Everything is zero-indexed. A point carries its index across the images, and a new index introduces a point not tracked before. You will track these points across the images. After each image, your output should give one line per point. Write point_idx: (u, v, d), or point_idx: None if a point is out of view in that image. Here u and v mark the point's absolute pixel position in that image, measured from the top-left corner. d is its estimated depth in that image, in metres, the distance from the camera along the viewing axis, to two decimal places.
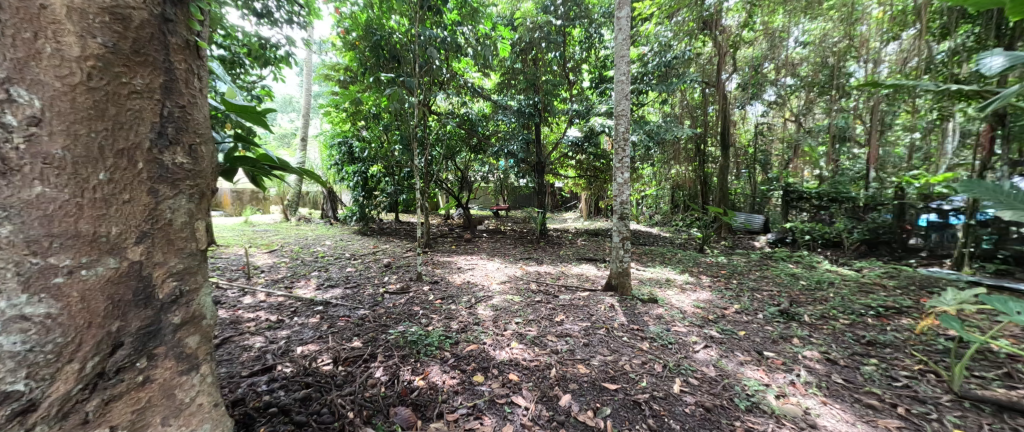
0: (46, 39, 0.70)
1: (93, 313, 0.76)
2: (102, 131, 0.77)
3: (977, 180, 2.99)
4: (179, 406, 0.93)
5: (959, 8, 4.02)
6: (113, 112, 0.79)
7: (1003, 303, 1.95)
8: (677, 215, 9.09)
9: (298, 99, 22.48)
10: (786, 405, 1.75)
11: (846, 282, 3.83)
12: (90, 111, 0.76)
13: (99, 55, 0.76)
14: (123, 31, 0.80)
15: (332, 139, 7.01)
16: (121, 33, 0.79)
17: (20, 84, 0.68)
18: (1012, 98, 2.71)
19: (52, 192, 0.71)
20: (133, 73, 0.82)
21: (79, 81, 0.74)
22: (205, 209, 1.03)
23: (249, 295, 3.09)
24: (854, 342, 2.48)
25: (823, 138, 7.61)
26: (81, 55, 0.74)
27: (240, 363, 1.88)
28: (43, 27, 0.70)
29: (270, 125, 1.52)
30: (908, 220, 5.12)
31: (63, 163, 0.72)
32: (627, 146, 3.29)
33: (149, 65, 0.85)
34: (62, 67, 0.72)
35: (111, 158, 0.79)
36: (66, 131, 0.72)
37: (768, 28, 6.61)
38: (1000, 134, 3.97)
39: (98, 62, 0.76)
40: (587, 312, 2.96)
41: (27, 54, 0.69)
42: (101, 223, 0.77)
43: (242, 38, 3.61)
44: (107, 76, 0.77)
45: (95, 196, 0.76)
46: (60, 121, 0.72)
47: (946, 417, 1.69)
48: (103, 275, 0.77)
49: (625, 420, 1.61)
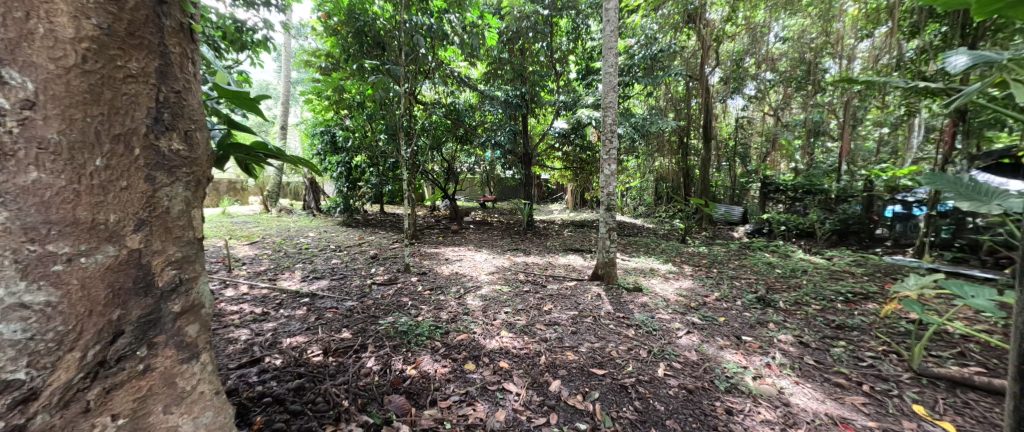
0: (38, 18, 0.67)
1: (94, 301, 0.74)
2: (98, 116, 0.74)
3: (939, 174, 3.17)
4: (180, 394, 0.91)
5: (927, 8, 4.19)
6: (109, 97, 0.76)
7: (959, 288, 2.10)
8: (661, 207, 9.32)
9: (275, 86, 21.64)
10: (762, 385, 1.85)
11: (819, 270, 4.04)
12: (87, 95, 0.73)
13: (94, 38, 0.73)
14: (118, 13, 0.77)
15: (314, 128, 6.84)
16: (115, 14, 0.76)
17: (11, 66, 0.64)
18: (974, 96, 2.84)
19: (48, 178, 0.68)
20: (128, 57, 0.79)
21: (73, 64, 0.70)
22: (201, 197, 1.01)
23: (231, 287, 3.02)
24: (824, 326, 2.62)
25: (799, 132, 7.90)
26: (75, 36, 0.70)
27: (227, 356, 1.85)
28: (35, 6, 0.67)
29: (262, 111, 1.46)
30: (875, 211, 5.45)
31: (58, 148, 0.69)
32: (613, 139, 3.35)
33: (144, 49, 0.82)
34: (55, 49, 0.68)
35: (108, 143, 0.76)
36: (61, 115, 0.69)
37: (749, 23, 6.69)
38: (961, 130, 4.20)
39: (93, 44, 0.72)
40: (574, 301, 3.03)
41: (18, 34, 0.65)
42: (99, 210, 0.74)
43: (216, 21, 3.47)
44: (102, 59, 0.74)
45: (92, 182, 0.73)
46: (55, 105, 0.68)
47: (906, 393, 1.82)
48: (102, 263, 0.74)
49: (612, 403, 1.66)
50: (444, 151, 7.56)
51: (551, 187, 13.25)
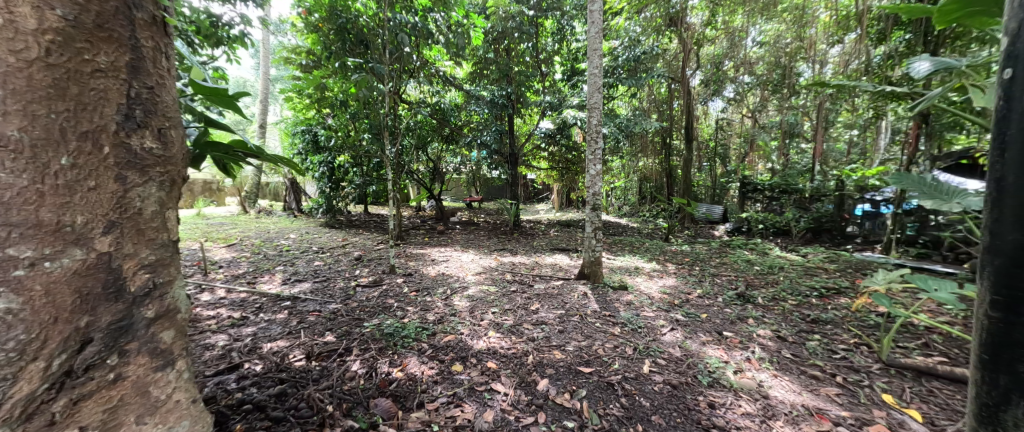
0: None
1: (59, 308, 0.69)
2: (64, 112, 0.70)
3: (906, 174, 3.34)
4: (154, 403, 0.87)
5: (893, 16, 4.41)
6: (76, 92, 0.72)
7: (924, 282, 2.21)
8: (645, 206, 9.49)
9: (252, 83, 20.91)
10: (743, 379, 1.90)
11: (794, 266, 4.19)
12: (50, 90, 0.69)
13: (59, 29, 0.69)
14: (85, 4, 0.73)
15: (294, 127, 6.68)
16: (82, 5, 0.73)
17: None
18: (936, 100, 3.00)
19: (8, 178, 0.64)
20: (96, 50, 0.75)
21: (36, 57, 0.66)
22: (175, 198, 0.97)
23: (207, 292, 2.91)
24: (800, 321, 2.72)
25: (775, 133, 8.19)
26: (37, 28, 0.66)
27: (203, 362, 1.78)
28: None
29: (241, 109, 1.41)
30: (847, 210, 5.69)
31: (20, 146, 0.65)
32: (599, 139, 3.40)
33: (114, 42, 0.78)
34: (15, 41, 0.64)
35: (75, 140, 0.72)
36: (22, 112, 0.65)
37: (728, 28, 6.86)
38: (924, 132, 4.44)
39: (58, 36, 0.69)
40: (561, 300, 3.05)
41: None
42: (65, 212, 0.70)
43: (190, 15, 3.35)
44: (67, 52, 0.71)
45: (57, 182, 0.69)
46: (15, 100, 0.64)
47: (876, 383, 1.91)
48: (69, 267, 0.70)
49: (599, 400, 1.68)
50: (429, 151, 7.50)
51: (537, 187, 13.32)
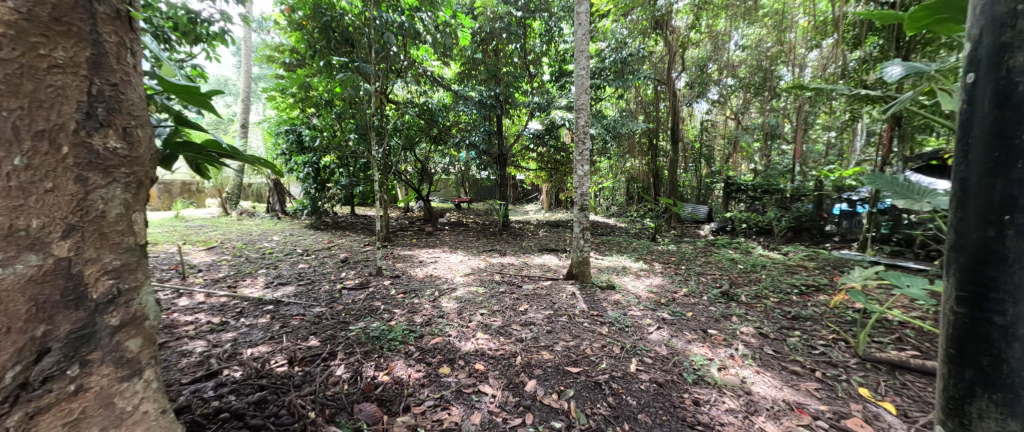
0: None
1: (13, 317, 0.66)
2: (17, 110, 0.67)
3: (880, 174, 3.46)
4: (119, 416, 0.83)
5: (867, 22, 4.58)
6: (30, 89, 0.69)
7: (897, 278, 2.29)
8: (632, 206, 9.62)
9: (234, 81, 20.40)
10: (727, 376, 1.94)
11: (776, 265, 4.30)
12: (1, 87, 0.65)
13: (12, 23, 0.65)
14: None
15: (278, 126, 6.54)
16: None
17: None
18: (907, 103, 3.12)
19: None
20: (54, 45, 0.72)
21: None
22: (142, 200, 0.93)
23: (185, 296, 2.82)
24: (782, 318, 2.79)
25: (758, 135, 8.40)
26: None
27: (179, 370, 1.72)
28: None
29: (214, 108, 1.36)
30: (825, 210, 5.86)
31: None
32: (586, 140, 3.43)
33: (73, 36, 0.75)
34: None
35: (29, 140, 0.68)
36: None
37: (712, 31, 6.90)
38: (897, 134, 4.61)
39: (11, 30, 0.65)
40: (549, 301, 3.06)
41: None
42: (19, 215, 0.67)
43: (167, 11, 3.26)
44: (21, 46, 0.67)
45: (9, 184, 0.66)
46: None
47: (853, 377, 1.97)
48: (23, 274, 0.67)
49: (587, 400, 1.69)
50: (417, 152, 7.44)
51: (526, 187, 13.35)
